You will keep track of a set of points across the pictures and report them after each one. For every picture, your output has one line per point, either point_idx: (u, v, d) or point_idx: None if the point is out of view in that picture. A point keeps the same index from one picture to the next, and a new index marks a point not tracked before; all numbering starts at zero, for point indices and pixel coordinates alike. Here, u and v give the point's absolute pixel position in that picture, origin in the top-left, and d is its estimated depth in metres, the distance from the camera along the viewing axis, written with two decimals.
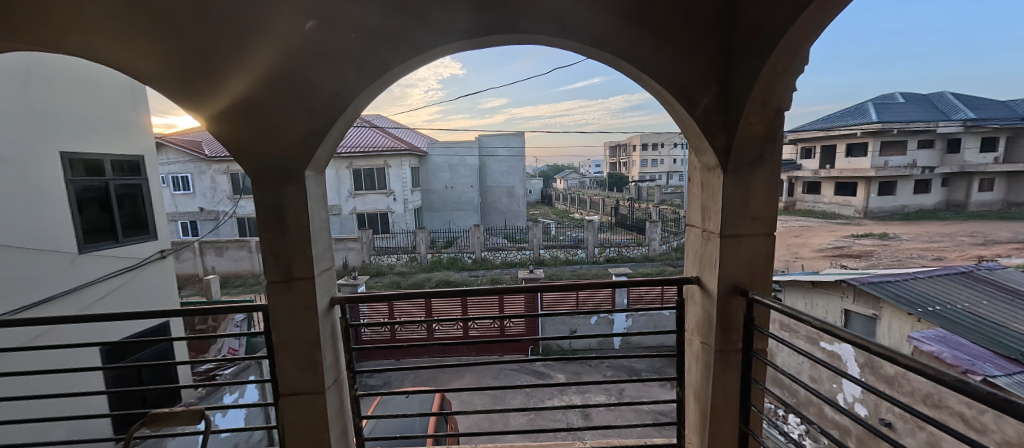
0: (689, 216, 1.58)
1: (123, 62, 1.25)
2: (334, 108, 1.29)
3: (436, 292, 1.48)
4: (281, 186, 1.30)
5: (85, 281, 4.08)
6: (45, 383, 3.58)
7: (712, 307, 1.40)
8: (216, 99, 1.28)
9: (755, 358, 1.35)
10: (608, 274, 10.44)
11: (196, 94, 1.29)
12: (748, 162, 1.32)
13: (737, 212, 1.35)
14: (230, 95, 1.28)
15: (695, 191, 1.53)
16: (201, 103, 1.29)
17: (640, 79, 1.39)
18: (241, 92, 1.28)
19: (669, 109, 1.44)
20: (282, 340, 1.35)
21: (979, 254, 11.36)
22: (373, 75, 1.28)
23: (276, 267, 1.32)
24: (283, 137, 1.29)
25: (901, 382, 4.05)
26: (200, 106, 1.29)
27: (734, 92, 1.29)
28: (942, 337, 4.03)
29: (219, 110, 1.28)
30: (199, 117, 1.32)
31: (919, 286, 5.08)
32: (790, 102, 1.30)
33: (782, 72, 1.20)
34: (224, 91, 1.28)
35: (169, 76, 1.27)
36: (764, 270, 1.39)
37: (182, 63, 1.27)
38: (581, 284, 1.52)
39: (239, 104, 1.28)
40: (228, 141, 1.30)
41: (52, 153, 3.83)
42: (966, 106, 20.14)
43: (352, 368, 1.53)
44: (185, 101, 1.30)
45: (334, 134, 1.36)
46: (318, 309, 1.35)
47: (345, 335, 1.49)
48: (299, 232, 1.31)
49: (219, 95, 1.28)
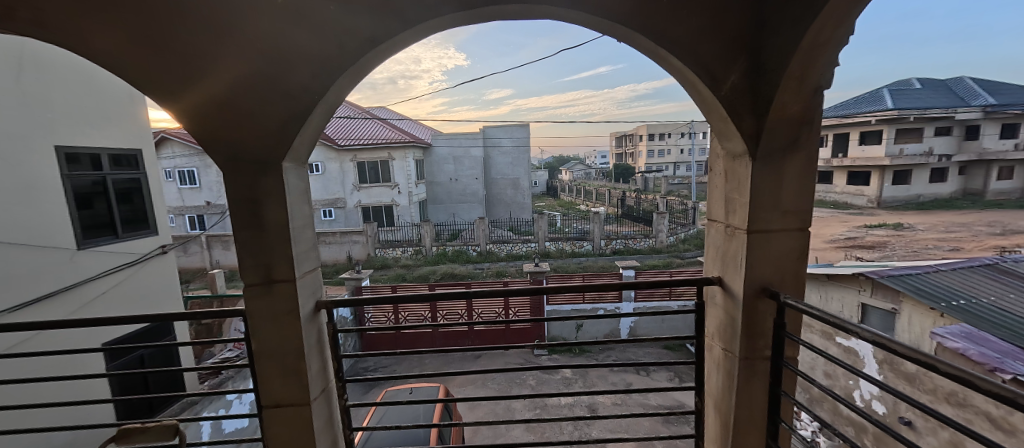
0: (709, 209, 1.43)
1: (77, 44, 1.10)
2: (316, 91, 1.15)
3: (429, 293, 1.34)
4: (257, 179, 1.17)
5: (85, 277, 4.04)
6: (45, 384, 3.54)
7: (737, 311, 1.26)
8: (184, 91, 1.14)
9: (785, 367, 1.22)
10: (615, 266, 10.29)
11: (162, 84, 1.15)
12: (781, 149, 1.16)
13: (768, 205, 1.20)
14: (201, 80, 1.14)
15: (717, 181, 1.37)
16: (170, 94, 1.16)
17: (658, 57, 1.22)
18: (213, 80, 1.14)
19: (691, 93, 1.28)
20: (262, 348, 1.24)
21: (998, 244, 11.01)
22: (357, 51, 1.14)
23: (254, 269, 1.20)
24: (261, 130, 1.16)
25: (922, 380, 3.88)
26: (167, 97, 1.15)
27: (767, 67, 1.12)
28: (969, 333, 3.81)
29: (189, 100, 1.15)
30: (169, 110, 1.19)
31: (942, 279, 4.85)
32: (832, 78, 1.13)
33: (824, 43, 1.03)
34: (191, 79, 1.14)
35: (129, 65, 1.13)
36: (796, 267, 1.23)
37: (140, 50, 1.11)
38: (590, 286, 1.38)
39: (211, 92, 1.14)
40: (201, 135, 1.18)
41: (47, 148, 3.76)
42: (986, 92, 19.44)
43: (341, 376, 1.40)
44: (149, 92, 1.16)
45: (317, 121, 1.24)
46: (301, 315, 1.23)
47: (333, 342, 1.36)
48: (279, 230, 1.19)
49: (191, 83, 1.15)
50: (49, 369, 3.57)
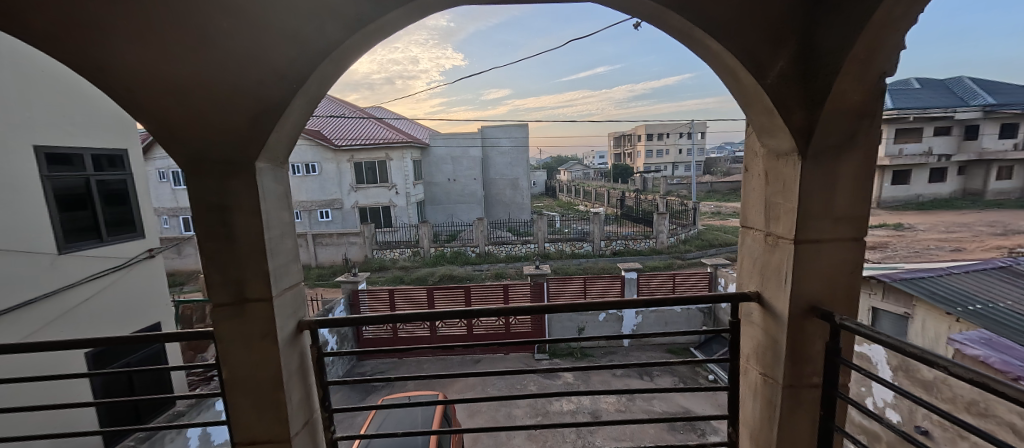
0: (745, 213, 1.26)
1: None
2: (295, 79, 0.98)
3: (427, 312, 1.18)
4: (227, 181, 1.00)
5: (66, 282, 3.84)
6: (30, 391, 3.37)
7: (781, 333, 1.10)
8: (131, 77, 0.95)
9: (838, 397, 1.06)
10: (616, 268, 10.16)
11: (99, 69, 0.94)
12: (834, 145, 1.00)
13: (818, 211, 1.04)
14: (147, 61, 0.94)
15: (754, 183, 1.21)
16: (112, 81, 0.96)
17: (693, 40, 1.04)
18: (164, 64, 0.94)
19: (729, 83, 1.11)
20: (234, 377, 1.08)
21: (1000, 244, 10.92)
22: (341, 32, 0.97)
23: (222, 287, 1.03)
24: (230, 124, 0.99)
25: (941, 387, 3.71)
26: (111, 87, 0.96)
27: (825, 53, 0.95)
28: (989, 340, 3.64)
29: (137, 88, 0.96)
30: (113, 98, 0.99)
31: (956, 283, 4.71)
32: (897, 65, 0.97)
33: (897, 20, 0.87)
34: (135, 62, 0.94)
35: (55, 43, 0.92)
36: (848, 282, 1.08)
37: (62, 24, 0.89)
38: (611, 303, 1.23)
39: (165, 77, 0.95)
40: (157, 129, 0.99)
41: (25, 147, 3.55)
42: (984, 91, 19.42)
43: (327, 406, 1.23)
44: (85, 77, 0.96)
45: (298, 116, 1.07)
46: (279, 338, 1.06)
47: (318, 368, 1.19)
48: (250, 241, 1.02)
49: (133, 65, 0.94)
50: (32, 389, 3.40)
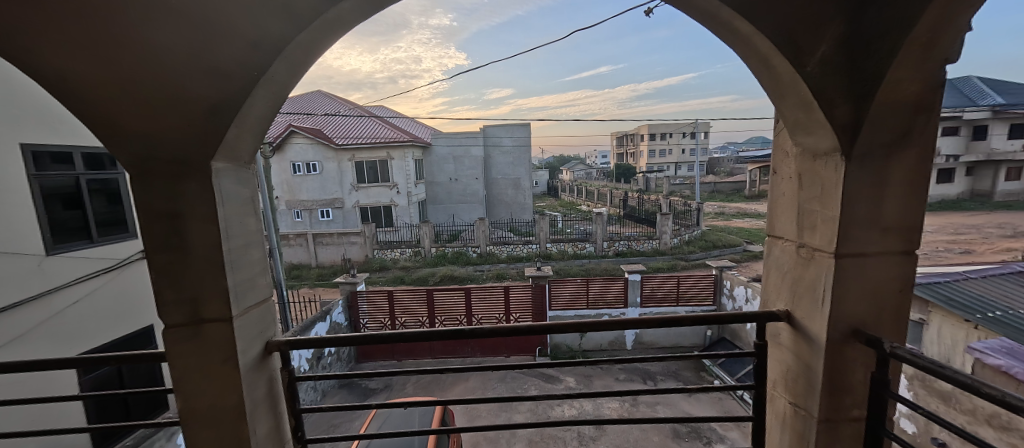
0: (773, 220, 1.11)
1: None
2: (256, 67, 0.85)
3: (414, 332, 1.06)
4: (180, 185, 0.86)
5: (56, 285, 3.61)
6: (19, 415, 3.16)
7: (815, 360, 0.96)
8: (61, 64, 0.79)
9: (884, 435, 0.92)
10: (619, 269, 10.01)
11: (21, 53, 0.78)
12: (885, 143, 0.86)
13: (862, 219, 0.90)
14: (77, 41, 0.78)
15: (785, 186, 1.06)
16: (36, 68, 0.80)
17: (716, 21, 0.89)
18: (98, 47, 0.79)
19: (762, 71, 0.96)
20: (191, 407, 0.95)
21: (1009, 246, 10.73)
22: (309, 12, 0.83)
23: (177, 306, 0.90)
24: (181, 119, 0.85)
25: (959, 399, 3.51)
26: (36, 76, 0.81)
27: (886, 32, 0.80)
28: (1010, 349, 3.44)
29: (70, 79, 0.81)
30: (42, 87, 0.84)
31: (974, 288, 4.52)
32: (960, 50, 0.82)
33: None
34: (62, 44, 0.78)
35: None
36: (895, 302, 0.94)
37: None
38: (619, 323, 1.09)
39: (99, 63, 0.80)
40: (99, 124, 0.85)
41: (10, 144, 3.34)
42: (993, 91, 19.15)
43: (301, 435, 1.10)
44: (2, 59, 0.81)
45: (263, 109, 0.93)
46: (241, 363, 0.93)
47: (290, 393, 1.06)
48: (209, 254, 0.89)
49: (61, 48, 0.78)
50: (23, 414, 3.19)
